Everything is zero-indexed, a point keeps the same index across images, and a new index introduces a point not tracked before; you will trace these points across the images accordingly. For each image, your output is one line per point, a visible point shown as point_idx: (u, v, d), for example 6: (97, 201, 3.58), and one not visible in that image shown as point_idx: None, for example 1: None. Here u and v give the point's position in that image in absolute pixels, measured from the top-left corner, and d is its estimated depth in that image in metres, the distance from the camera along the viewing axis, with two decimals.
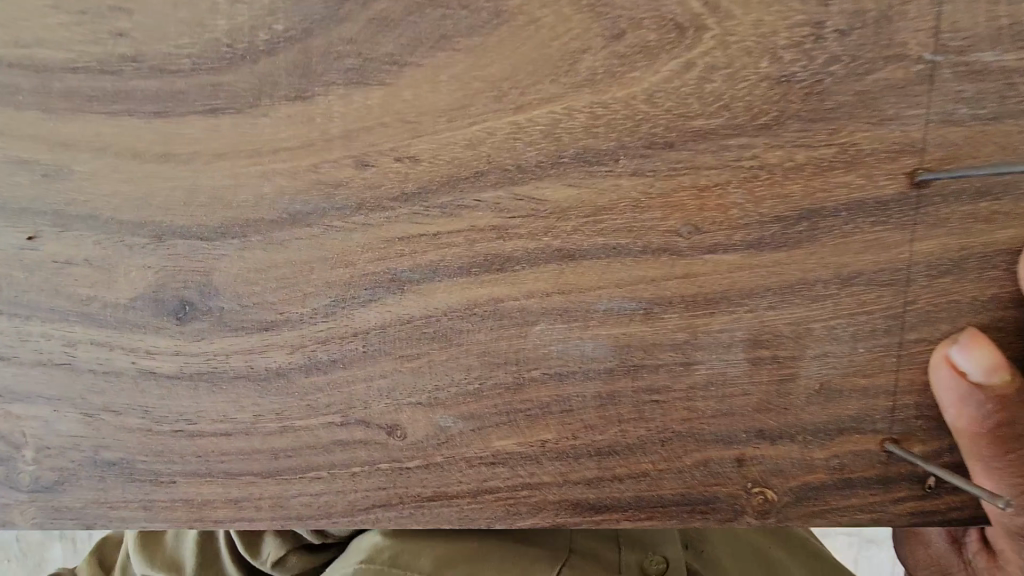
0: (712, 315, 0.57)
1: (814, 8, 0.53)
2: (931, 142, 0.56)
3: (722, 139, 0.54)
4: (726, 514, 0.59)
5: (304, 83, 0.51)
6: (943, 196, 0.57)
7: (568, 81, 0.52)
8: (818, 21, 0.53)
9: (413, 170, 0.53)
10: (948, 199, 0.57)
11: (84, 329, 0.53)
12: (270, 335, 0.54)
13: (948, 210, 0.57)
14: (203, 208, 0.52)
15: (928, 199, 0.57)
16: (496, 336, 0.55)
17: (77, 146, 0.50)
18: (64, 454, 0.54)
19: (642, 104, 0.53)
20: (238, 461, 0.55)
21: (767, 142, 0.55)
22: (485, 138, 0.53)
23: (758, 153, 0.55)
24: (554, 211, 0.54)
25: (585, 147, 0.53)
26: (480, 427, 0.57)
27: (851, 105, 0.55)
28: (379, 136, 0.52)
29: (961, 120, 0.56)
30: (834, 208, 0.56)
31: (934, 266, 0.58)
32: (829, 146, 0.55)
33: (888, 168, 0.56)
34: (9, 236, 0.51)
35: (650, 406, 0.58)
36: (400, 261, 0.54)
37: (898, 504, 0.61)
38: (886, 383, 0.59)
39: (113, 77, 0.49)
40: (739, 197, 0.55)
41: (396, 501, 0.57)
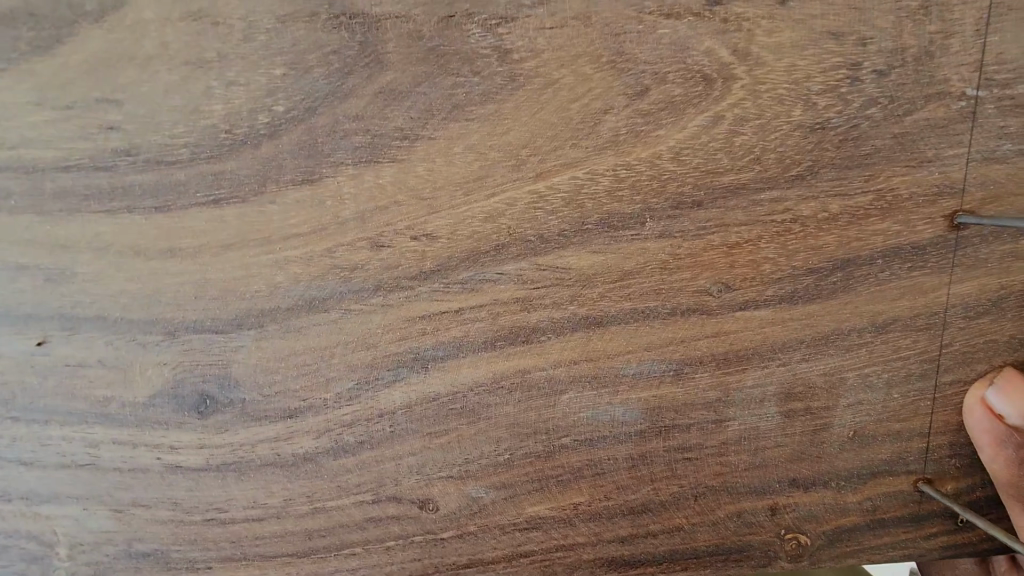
0: (744, 371, 0.54)
1: (850, 49, 0.49)
2: (973, 182, 0.52)
3: (754, 194, 0.51)
4: (761, 561, 0.57)
5: (312, 165, 0.48)
6: (984, 236, 0.53)
7: (590, 145, 0.49)
8: (855, 62, 0.49)
9: (431, 248, 0.50)
10: (988, 241, 0.54)
11: (104, 429, 0.52)
12: (296, 422, 0.53)
13: (988, 252, 0.54)
14: (215, 301, 0.50)
15: (967, 242, 0.54)
16: (525, 408, 0.54)
17: (76, 247, 0.48)
18: (98, 549, 0.54)
19: (667, 162, 0.50)
20: (272, 544, 0.55)
21: (801, 194, 0.51)
22: (505, 209, 0.50)
23: (791, 206, 0.51)
24: (581, 279, 0.52)
25: (610, 212, 0.50)
26: (512, 495, 0.55)
27: (889, 149, 0.51)
28: (392, 215, 0.49)
29: (1005, 157, 0.52)
30: (871, 255, 0.53)
31: (974, 307, 0.55)
32: (867, 193, 0.52)
33: (927, 212, 0.53)
34: (16, 343, 0.50)
35: (683, 464, 0.56)
36: (423, 339, 0.52)
37: (930, 540, 0.59)
38: (921, 425, 0.57)
39: (108, 173, 0.47)
40: (772, 252, 0.52)
41: (433, 570, 0.56)
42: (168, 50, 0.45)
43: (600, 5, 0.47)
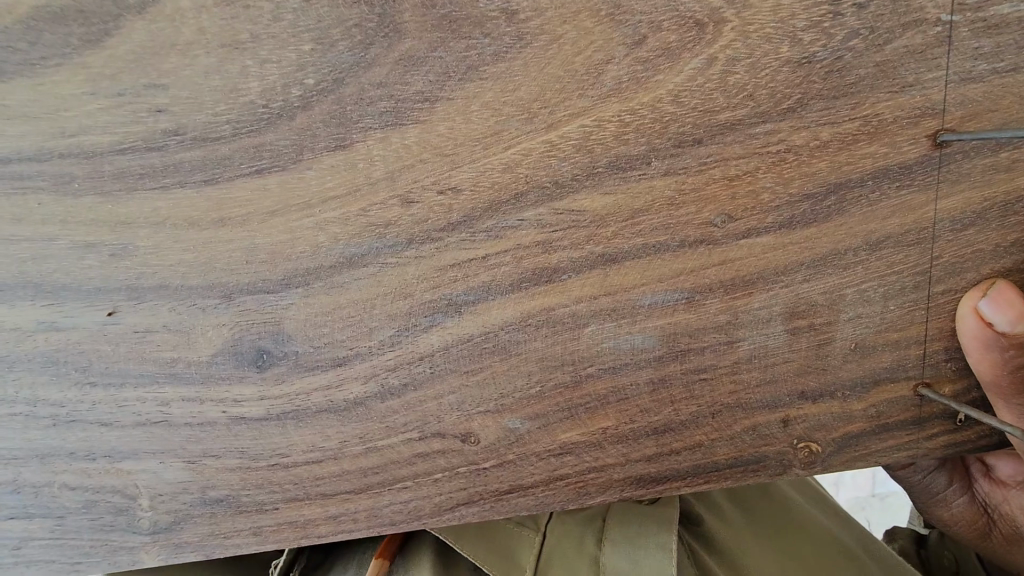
0: (751, 295, 0.59)
1: None
2: (952, 102, 0.56)
3: (748, 128, 0.55)
4: (776, 468, 0.63)
5: (343, 132, 0.52)
6: (964, 152, 0.58)
7: (595, 94, 0.53)
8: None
9: (456, 200, 0.55)
10: (970, 155, 0.58)
11: (173, 389, 0.57)
12: (345, 369, 0.58)
13: (971, 165, 0.58)
14: (264, 263, 0.55)
15: (950, 158, 0.58)
16: (551, 342, 0.59)
17: (135, 223, 0.53)
18: (175, 498, 0.60)
19: (667, 104, 0.54)
20: (331, 483, 0.60)
21: (793, 125, 0.56)
22: (521, 160, 0.54)
23: (784, 137, 0.56)
24: (596, 220, 0.56)
25: (618, 155, 0.55)
26: (546, 424, 0.61)
27: (872, 77, 0.55)
28: (419, 173, 0.54)
29: (981, 76, 0.56)
30: (860, 178, 0.57)
31: (960, 220, 0.59)
32: (854, 120, 0.56)
33: (911, 133, 0.57)
34: (89, 315, 0.55)
35: (699, 384, 0.61)
36: (455, 285, 0.57)
37: (933, 440, 0.64)
38: (917, 334, 0.62)
39: (159, 152, 0.51)
40: (769, 182, 0.57)
41: (477, 497, 0.62)
42: (204, 35, 0.50)
43: None
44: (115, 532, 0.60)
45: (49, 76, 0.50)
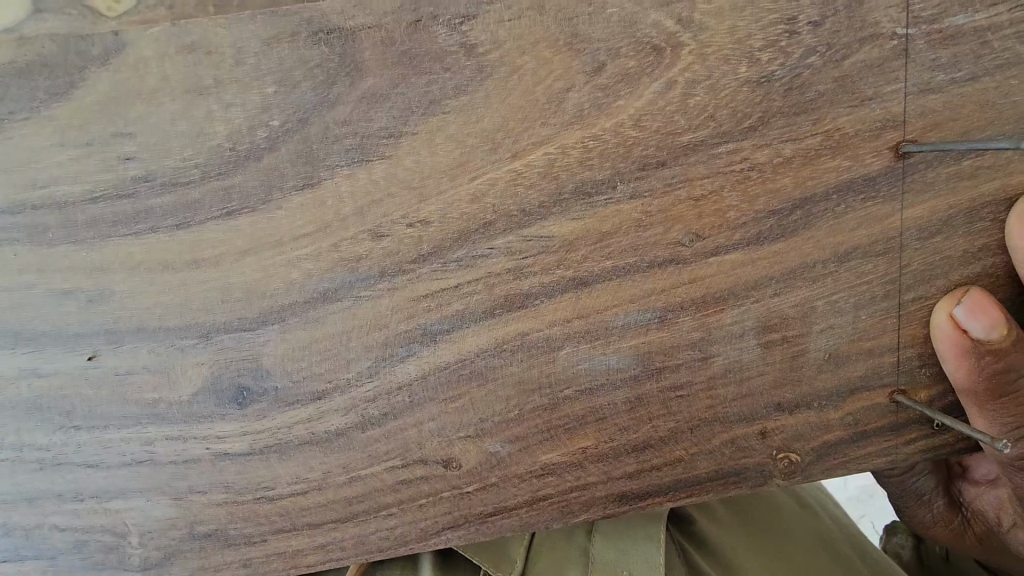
0: (723, 311, 0.59)
1: (785, 5, 0.54)
2: (912, 113, 0.57)
3: (711, 148, 0.56)
4: (757, 480, 0.63)
5: (310, 171, 0.53)
6: (927, 162, 0.58)
7: (558, 121, 0.54)
8: (791, 17, 0.54)
9: (426, 232, 0.55)
10: (933, 164, 0.58)
11: (157, 428, 0.58)
12: (325, 402, 0.59)
13: (935, 174, 0.59)
14: (240, 302, 0.55)
15: (914, 168, 0.58)
16: (527, 366, 0.59)
17: (110, 269, 0.54)
18: (164, 534, 0.60)
19: (629, 129, 0.55)
20: (317, 513, 0.61)
21: (755, 142, 0.56)
22: (487, 189, 0.55)
23: (747, 155, 0.56)
24: (566, 244, 0.57)
25: (583, 179, 0.55)
26: (526, 446, 0.61)
27: (832, 92, 0.56)
28: (387, 207, 0.54)
29: (940, 86, 0.56)
30: (825, 191, 0.58)
31: (926, 228, 0.60)
32: (816, 135, 0.57)
33: (874, 145, 0.57)
34: (70, 360, 0.56)
35: (676, 400, 0.61)
36: (429, 315, 0.57)
37: (911, 445, 0.64)
38: (890, 342, 0.62)
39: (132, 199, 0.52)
40: (734, 200, 0.57)
41: (463, 521, 0.62)
42: (169, 82, 0.51)
43: None
44: (105, 571, 0.61)
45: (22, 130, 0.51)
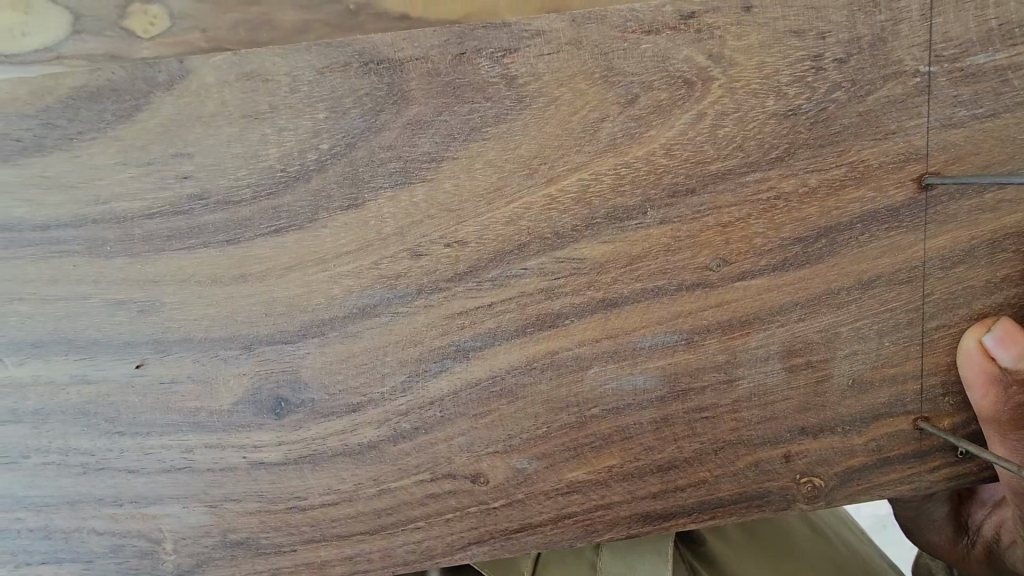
0: (748, 334, 0.61)
1: (812, 42, 0.56)
2: (934, 147, 0.59)
3: (739, 177, 0.58)
4: (779, 504, 0.64)
5: (355, 192, 0.56)
6: (950, 194, 0.60)
7: (592, 149, 0.56)
8: (817, 54, 0.56)
9: (463, 252, 0.58)
10: (955, 196, 0.60)
11: (196, 436, 0.60)
12: (359, 415, 0.60)
13: (957, 206, 0.60)
14: (282, 316, 0.58)
15: (936, 200, 0.60)
16: (556, 385, 0.61)
17: (161, 281, 0.56)
18: (198, 541, 0.62)
19: (660, 158, 0.57)
20: (346, 525, 0.62)
21: (782, 172, 0.58)
22: (523, 213, 0.57)
23: (773, 184, 0.58)
24: (596, 266, 0.59)
25: (615, 205, 0.58)
26: (553, 464, 0.62)
27: (856, 126, 0.58)
28: (427, 227, 0.57)
29: (962, 122, 0.58)
30: (849, 221, 0.60)
31: (949, 258, 0.61)
32: (841, 166, 0.59)
33: (897, 178, 0.59)
34: (117, 368, 0.58)
35: (701, 422, 0.63)
36: (462, 333, 0.59)
37: (934, 473, 0.65)
38: (912, 369, 0.63)
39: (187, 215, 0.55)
40: (761, 227, 0.59)
41: (488, 536, 0.63)
42: (227, 107, 0.54)
43: (590, 29, 0.55)
44: None
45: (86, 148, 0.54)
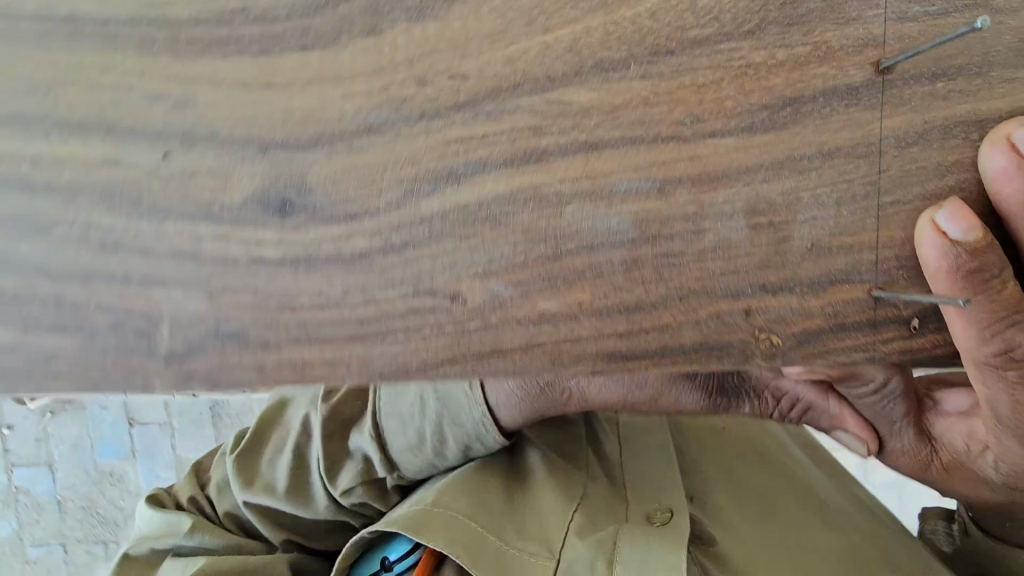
0: (716, 189, 0.67)
1: None
2: (891, 36, 0.66)
3: (714, 45, 0.65)
4: (739, 357, 0.67)
5: (375, 22, 0.64)
6: (904, 81, 0.67)
7: (585, 7, 0.64)
8: None
9: (464, 85, 0.64)
10: (909, 83, 0.67)
11: (206, 226, 0.65)
12: (354, 224, 0.66)
13: (911, 92, 0.67)
14: (298, 124, 0.64)
15: (892, 85, 0.67)
16: (535, 216, 0.66)
17: (197, 81, 0.64)
18: (194, 327, 0.66)
19: (645, 21, 0.65)
20: (333, 328, 0.66)
21: (752, 44, 0.66)
22: (521, 56, 0.64)
23: (744, 54, 0.66)
24: (581, 113, 0.65)
25: (603, 57, 0.65)
26: (527, 292, 0.67)
27: (820, 10, 0.65)
28: (435, 60, 0.64)
29: (916, 15, 0.66)
30: (812, 95, 0.66)
31: (902, 139, 0.67)
32: (806, 44, 0.66)
33: (857, 60, 0.66)
34: (146, 155, 0.64)
35: (668, 268, 0.67)
36: (456, 159, 0.65)
37: (888, 344, 0.69)
38: (869, 240, 0.68)
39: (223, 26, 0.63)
40: (732, 91, 0.66)
41: (460, 357, 0.67)
42: None
43: None
44: (133, 356, 0.66)
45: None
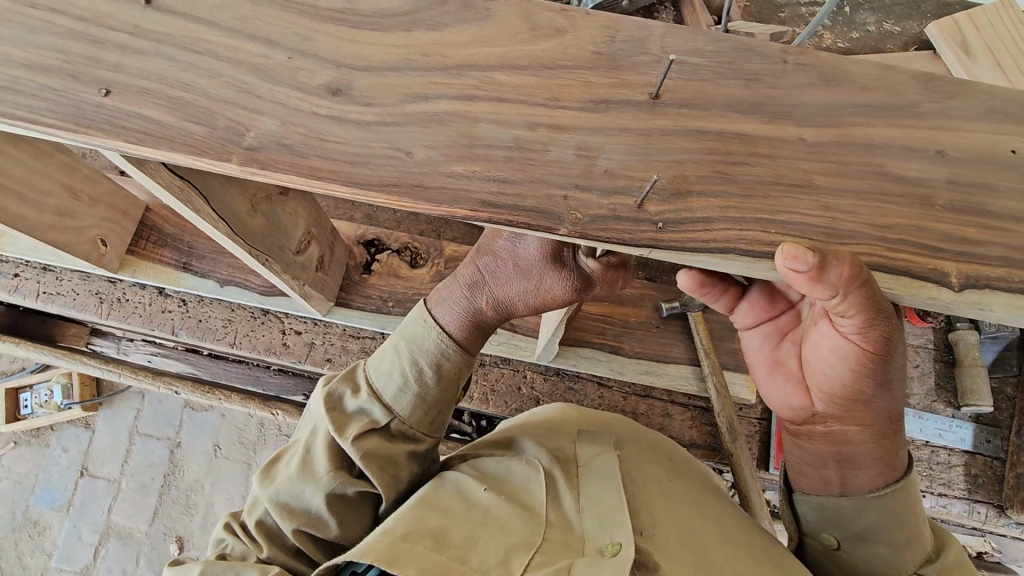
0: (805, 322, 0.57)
1: (848, 72, 0.60)
2: (979, 149, 0.58)
3: (792, 166, 0.57)
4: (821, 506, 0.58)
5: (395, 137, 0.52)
6: (1004, 189, 0.57)
7: (641, 137, 0.57)
8: (854, 80, 0.60)
9: (505, 217, 0.54)
10: (1008, 190, 0.57)
11: None
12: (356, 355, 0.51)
13: (1010, 198, 0.56)
14: None
15: (991, 194, 0.57)
16: None
17: None
18: None
19: (712, 152, 0.57)
20: None
21: (834, 164, 0.57)
22: (573, 184, 0.55)
23: (828, 175, 0.57)
24: (647, 250, 0.54)
25: (666, 186, 0.55)
26: None
27: (901, 133, 0.59)
28: (477, 191, 0.55)
29: (1004, 130, 0.59)
30: (907, 208, 0.56)
31: (1013, 248, 0.55)
32: (890, 163, 0.57)
33: (945, 171, 0.57)
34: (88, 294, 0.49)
35: None
36: None
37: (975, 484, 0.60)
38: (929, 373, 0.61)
39: (224, 154, 0.55)
40: (820, 212, 0.55)
41: None
42: None
43: (638, 53, 0.60)
44: None
45: (160, 83, 0.57)
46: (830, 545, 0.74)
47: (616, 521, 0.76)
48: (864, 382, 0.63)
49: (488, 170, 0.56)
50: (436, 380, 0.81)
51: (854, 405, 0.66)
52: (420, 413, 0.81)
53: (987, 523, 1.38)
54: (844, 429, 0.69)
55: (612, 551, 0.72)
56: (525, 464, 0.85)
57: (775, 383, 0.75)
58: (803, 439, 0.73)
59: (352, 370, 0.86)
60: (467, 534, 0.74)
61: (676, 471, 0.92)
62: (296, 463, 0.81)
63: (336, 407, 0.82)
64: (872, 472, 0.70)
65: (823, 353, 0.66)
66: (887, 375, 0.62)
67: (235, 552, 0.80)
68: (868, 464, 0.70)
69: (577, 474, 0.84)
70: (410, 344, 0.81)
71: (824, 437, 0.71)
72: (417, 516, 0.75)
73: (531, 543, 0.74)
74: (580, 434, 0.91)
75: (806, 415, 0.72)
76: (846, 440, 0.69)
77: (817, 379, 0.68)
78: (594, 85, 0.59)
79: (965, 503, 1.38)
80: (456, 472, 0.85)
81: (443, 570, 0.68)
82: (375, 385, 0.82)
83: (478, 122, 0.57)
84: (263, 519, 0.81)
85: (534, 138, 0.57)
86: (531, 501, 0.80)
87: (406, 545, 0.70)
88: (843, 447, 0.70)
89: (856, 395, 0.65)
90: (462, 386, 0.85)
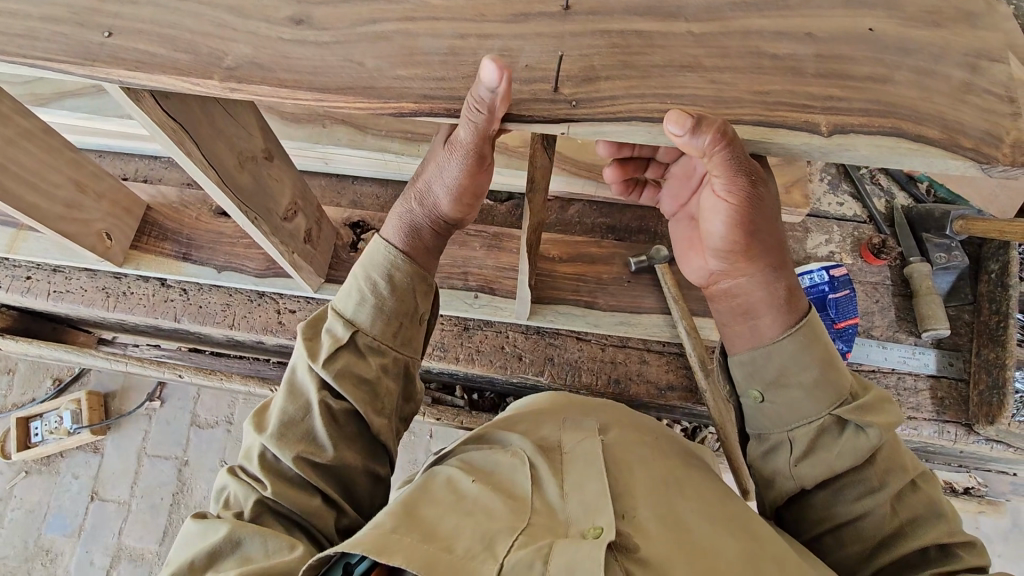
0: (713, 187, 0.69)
1: None
2: (842, 28, 0.69)
3: (682, 54, 0.67)
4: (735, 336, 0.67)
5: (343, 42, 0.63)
6: (863, 58, 0.67)
7: (555, 39, 0.68)
8: None
9: (441, 107, 0.65)
10: (865, 58, 0.67)
11: None
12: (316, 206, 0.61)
13: (867, 65, 0.67)
14: None
15: (851, 62, 0.67)
16: None
17: None
18: None
19: (613, 47, 0.68)
20: None
21: (719, 48, 0.68)
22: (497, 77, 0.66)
23: (714, 57, 0.67)
24: (564, 124, 0.65)
25: (576, 74, 0.66)
26: None
27: (777, 20, 0.69)
28: (419, 88, 0.66)
29: (864, 12, 0.69)
30: (781, 78, 0.66)
31: (871, 103, 0.65)
32: (766, 44, 0.68)
33: (813, 47, 0.68)
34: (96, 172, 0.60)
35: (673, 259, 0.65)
36: None
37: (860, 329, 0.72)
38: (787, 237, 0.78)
39: (206, 75, 0.66)
40: (707, 87, 0.66)
41: None
42: None
43: None
44: None
45: (150, 24, 0.68)
46: (757, 399, 0.85)
47: (597, 505, 0.73)
48: (738, 228, 0.74)
49: (426, 72, 0.67)
50: (391, 292, 0.83)
51: (735, 252, 0.77)
52: (382, 324, 0.83)
53: (958, 442, 1.45)
54: (736, 280, 0.81)
55: (594, 535, 0.68)
56: (511, 454, 0.83)
57: (690, 256, 0.87)
58: (715, 302, 0.85)
59: (317, 314, 0.88)
60: (454, 523, 0.71)
61: (660, 448, 0.90)
62: (283, 397, 0.82)
63: (309, 338, 0.83)
64: (772, 317, 0.82)
65: (705, 213, 0.77)
66: (757, 221, 0.74)
67: (240, 497, 0.78)
68: (764, 312, 0.82)
69: (563, 462, 0.81)
70: (362, 264, 0.84)
71: (727, 295, 0.83)
72: (399, 511, 0.72)
73: (515, 526, 0.70)
74: (565, 425, 0.90)
75: (712, 275, 0.83)
76: (744, 290, 0.81)
77: (705, 237, 0.79)
78: (512, 2, 0.70)
79: (935, 424, 1.45)
80: (445, 467, 0.82)
81: (427, 555, 0.65)
82: (337, 307, 0.85)
83: (416, 37, 0.68)
84: (263, 457, 0.80)
85: (464, 45, 0.68)
86: (518, 489, 0.77)
87: (395, 537, 0.67)
88: (743, 298, 0.82)
89: (733, 243, 0.76)
90: (421, 300, 0.86)
